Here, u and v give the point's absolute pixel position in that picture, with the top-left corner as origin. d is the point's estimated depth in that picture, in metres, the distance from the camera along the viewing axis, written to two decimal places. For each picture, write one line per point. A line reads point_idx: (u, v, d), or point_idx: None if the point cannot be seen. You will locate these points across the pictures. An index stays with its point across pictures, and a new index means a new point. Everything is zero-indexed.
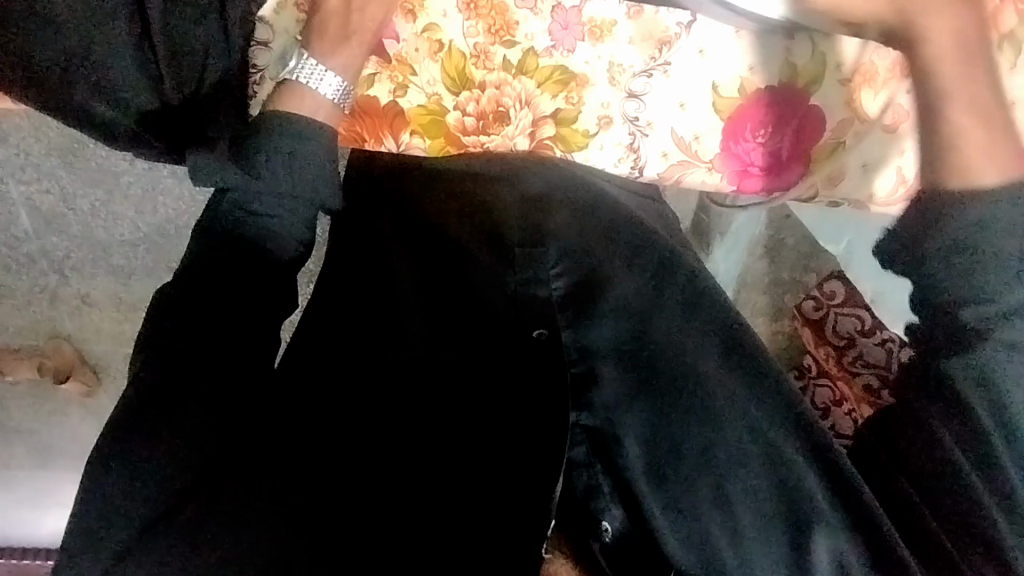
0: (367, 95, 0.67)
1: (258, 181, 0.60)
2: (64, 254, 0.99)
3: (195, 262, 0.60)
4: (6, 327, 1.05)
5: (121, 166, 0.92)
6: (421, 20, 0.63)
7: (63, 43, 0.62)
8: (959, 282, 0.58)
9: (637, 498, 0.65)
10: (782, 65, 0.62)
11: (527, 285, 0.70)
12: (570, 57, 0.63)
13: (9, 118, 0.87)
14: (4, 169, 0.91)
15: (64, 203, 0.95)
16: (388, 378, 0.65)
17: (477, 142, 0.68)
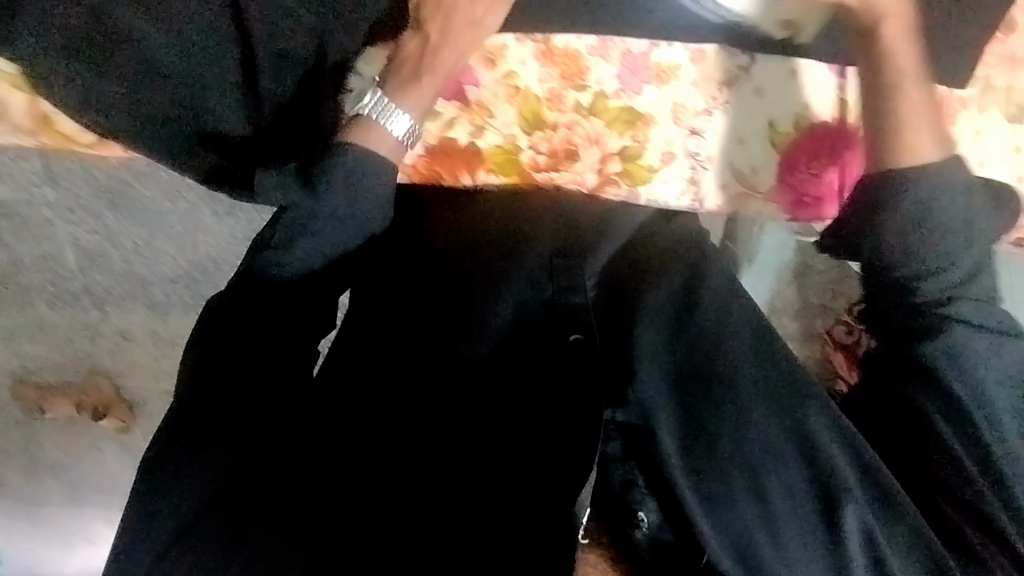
0: (448, 137, 0.84)
1: (318, 203, 0.67)
2: (105, 290, 1.01)
3: (249, 278, 0.67)
4: (44, 365, 1.06)
5: (165, 207, 0.95)
6: (501, 67, 0.83)
7: (181, 91, 0.75)
8: (911, 251, 0.75)
9: (673, 491, 0.61)
10: (794, 114, 0.88)
11: (565, 295, 0.71)
12: (636, 100, 0.86)
13: (63, 162, 0.90)
14: (54, 210, 0.95)
15: (109, 243, 0.98)
16: (424, 375, 0.66)
17: (549, 178, 0.88)
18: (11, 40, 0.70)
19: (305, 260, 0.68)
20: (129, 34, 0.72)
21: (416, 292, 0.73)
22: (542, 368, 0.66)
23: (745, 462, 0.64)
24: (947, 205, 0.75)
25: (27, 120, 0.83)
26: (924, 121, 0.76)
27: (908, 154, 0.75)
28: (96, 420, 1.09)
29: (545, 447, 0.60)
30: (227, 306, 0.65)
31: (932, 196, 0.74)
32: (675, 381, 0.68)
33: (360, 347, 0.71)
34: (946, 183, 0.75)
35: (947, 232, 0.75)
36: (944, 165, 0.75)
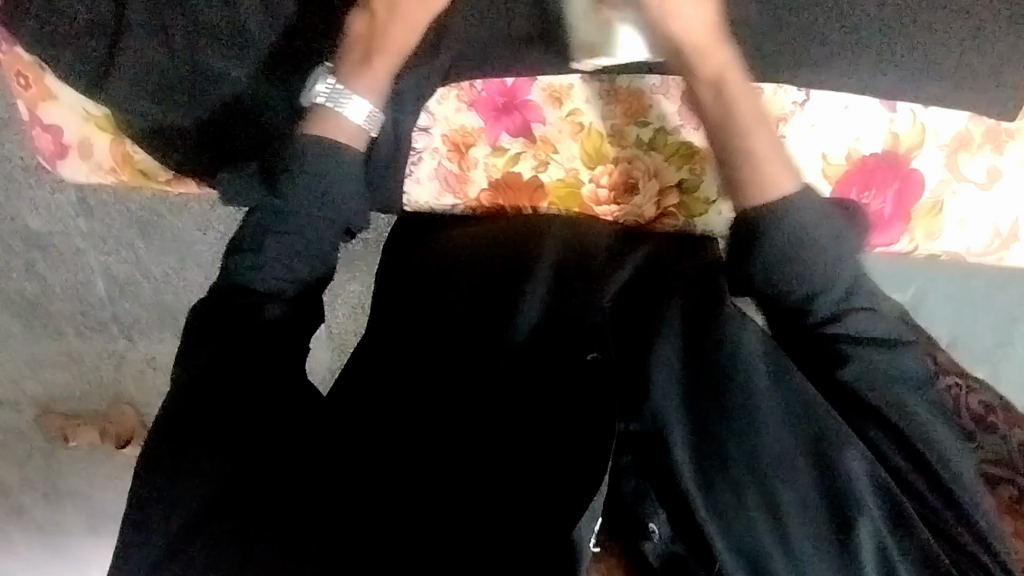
0: (512, 171, 0.81)
1: (281, 201, 0.68)
2: (134, 320, 1.02)
3: (240, 291, 0.67)
4: (70, 393, 1.06)
5: (195, 236, 0.96)
6: (567, 106, 0.78)
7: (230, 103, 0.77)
8: (785, 277, 0.68)
9: (686, 502, 0.63)
10: (884, 135, 0.77)
11: (583, 313, 0.69)
12: (695, 135, 0.78)
13: (99, 193, 0.96)
14: (88, 240, 0.98)
15: (139, 271, 0.99)
16: (443, 389, 0.66)
17: (611, 212, 0.82)
18: (101, 89, 0.75)
19: (277, 262, 0.67)
20: (210, 77, 0.76)
21: (432, 308, 0.72)
22: (555, 386, 0.65)
23: (756, 475, 0.63)
24: (813, 236, 0.67)
25: (109, 159, 0.84)
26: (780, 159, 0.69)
27: (766, 185, 0.68)
28: (119, 449, 1.05)
29: (554, 464, 0.61)
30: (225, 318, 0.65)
31: (793, 228, 0.67)
32: (686, 396, 0.66)
33: (381, 361, 0.70)
34: (807, 203, 0.67)
35: (811, 260, 0.67)
36: (800, 196, 0.68)
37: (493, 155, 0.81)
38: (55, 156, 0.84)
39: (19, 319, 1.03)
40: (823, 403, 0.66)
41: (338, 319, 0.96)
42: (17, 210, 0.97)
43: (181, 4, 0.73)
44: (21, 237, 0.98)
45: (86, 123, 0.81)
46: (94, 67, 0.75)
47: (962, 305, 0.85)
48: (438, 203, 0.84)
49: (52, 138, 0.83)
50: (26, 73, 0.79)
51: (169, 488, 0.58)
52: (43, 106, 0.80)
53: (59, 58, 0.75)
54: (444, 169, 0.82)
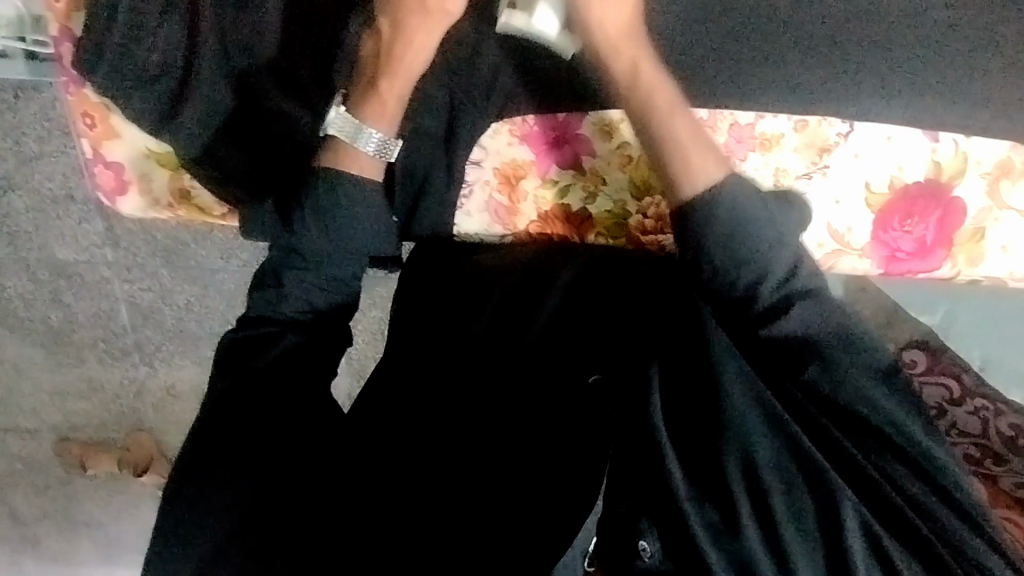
0: (560, 203, 0.76)
1: (301, 238, 0.62)
2: (155, 347, 1.03)
3: (260, 325, 0.61)
4: (89, 421, 1.07)
5: (217, 264, 0.97)
6: (615, 138, 0.73)
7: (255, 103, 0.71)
8: (727, 268, 0.59)
9: (682, 522, 0.54)
10: (929, 164, 0.73)
11: (585, 340, 0.68)
12: (743, 165, 0.72)
13: (124, 222, 0.95)
14: (112, 269, 0.98)
15: (162, 300, 1.00)
16: (458, 416, 0.65)
17: (655, 242, 0.77)
18: (167, 129, 0.71)
19: (296, 294, 0.61)
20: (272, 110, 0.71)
21: (445, 330, 0.71)
22: (561, 409, 0.63)
23: (751, 483, 0.56)
24: (736, 213, 0.58)
25: (167, 196, 0.79)
26: (705, 145, 0.60)
27: (679, 161, 0.60)
28: (136, 475, 1.06)
29: (555, 487, 0.59)
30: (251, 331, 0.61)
31: (725, 213, 0.58)
32: (686, 404, 0.60)
33: (397, 388, 0.68)
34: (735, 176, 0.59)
35: (751, 247, 0.58)
36: (731, 178, 0.59)
37: (542, 186, 0.76)
38: (115, 193, 0.79)
39: (42, 348, 1.03)
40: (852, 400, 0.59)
41: (360, 346, 0.96)
42: (45, 240, 0.96)
43: (247, 44, 0.69)
44: (48, 267, 0.98)
45: (145, 159, 0.77)
46: (160, 106, 0.71)
47: (1008, 326, 0.81)
48: (486, 234, 0.78)
49: (113, 175, 0.78)
50: (93, 113, 0.74)
51: (184, 502, 0.55)
52: (107, 145, 0.76)
53: (124, 97, 0.70)
54: (493, 201, 0.76)
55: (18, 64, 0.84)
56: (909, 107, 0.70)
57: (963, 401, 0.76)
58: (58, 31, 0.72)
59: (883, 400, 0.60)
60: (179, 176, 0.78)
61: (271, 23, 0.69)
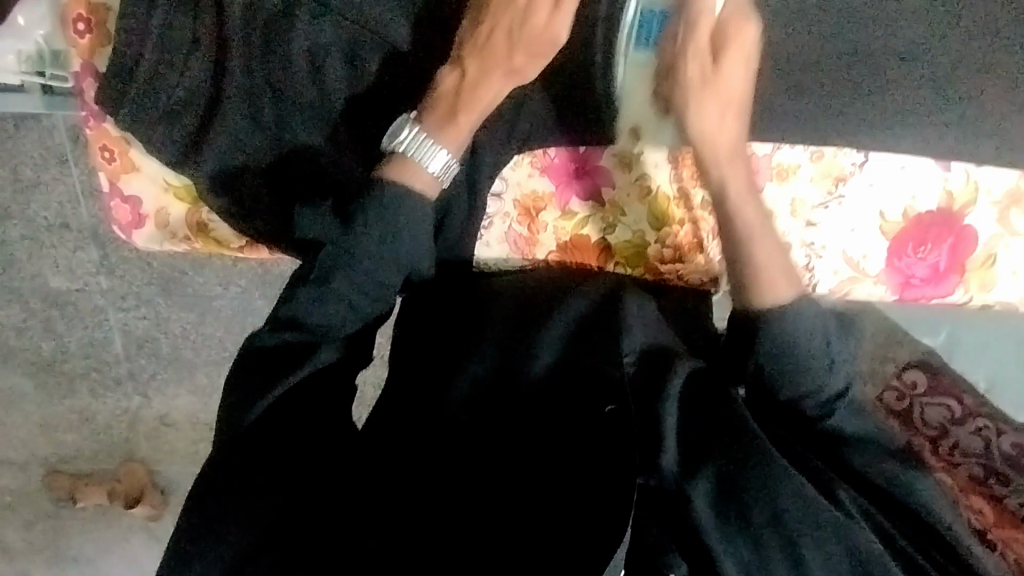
0: (581, 233, 0.77)
1: (353, 238, 0.58)
2: (150, 375, 1.01)
3: (294, 333, 0.58)
4: (80, 452, 1.04)
5: (216, 291, 0.96)
6: (635, 170, 0.74)
7: (274, 129, 0.70)
8: (793, 374, 0.58)
9: (707, 554, 0.52)
10: (941, 194, 0.73)
11: (601, 363, 0.58)
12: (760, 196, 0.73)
13: (121, 250, 0.94)
14: (107, 297, 0.97)
15: (158, 328, 0.98)
16: (466, 444, 0.56)
17: (674, 272, 0.77)
18: (192, 162, 0.71)
19: (336, 300, 0.58)
20: (288, 150, 0.70)
21: (451, 350, 0.65)
22: (576, 443, 0.54)
23: (778, 517, 0.52)
24: (809, 365, 0.58)
25: (184, 228, 0.78)
26: (782, 255, 0.61)
27: (766, 292, 0.59)
28: (128, 508, 1.04)
29: (568, 529, 0.50)
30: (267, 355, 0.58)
31: (799, 339, 0.58)
32: (707, 440, 0.56)
33: (401, 411, 0.62)
34: (810, 329, 0.58)
35: (823, 360, 0.58)
36: (804, 304, 0.59)
37: (562, 218, 0.77)
38: (130, 226, 0.79)
39: (32, 378, 1.01)
40: (859, 461, 0.58)
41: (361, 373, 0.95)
42: (39, 268, 0.95)
43: (276, 76, 0.68)
44: (41, 296, 0.97)
45: (164, 193, 0.77)
46: (187, 140, 0.70)
47: (1015, 351, 0.80)
48: (505, 263, 0.79)
49: (130, 208, 0.78)
50: (112, 146, 0.74)
51: (194, 545, 0.52)
52: (125, 178, 0.76)
53: (149, 131, 0.70)
54: (513, 232, 0.78)
55: (33, 98, 0.82)
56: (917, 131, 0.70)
57: (965, 420, 0.79)
58: (82, 66, 0.73)
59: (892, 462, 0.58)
60: (195, 215, 0.78)
61: (300, 56, 0.67)
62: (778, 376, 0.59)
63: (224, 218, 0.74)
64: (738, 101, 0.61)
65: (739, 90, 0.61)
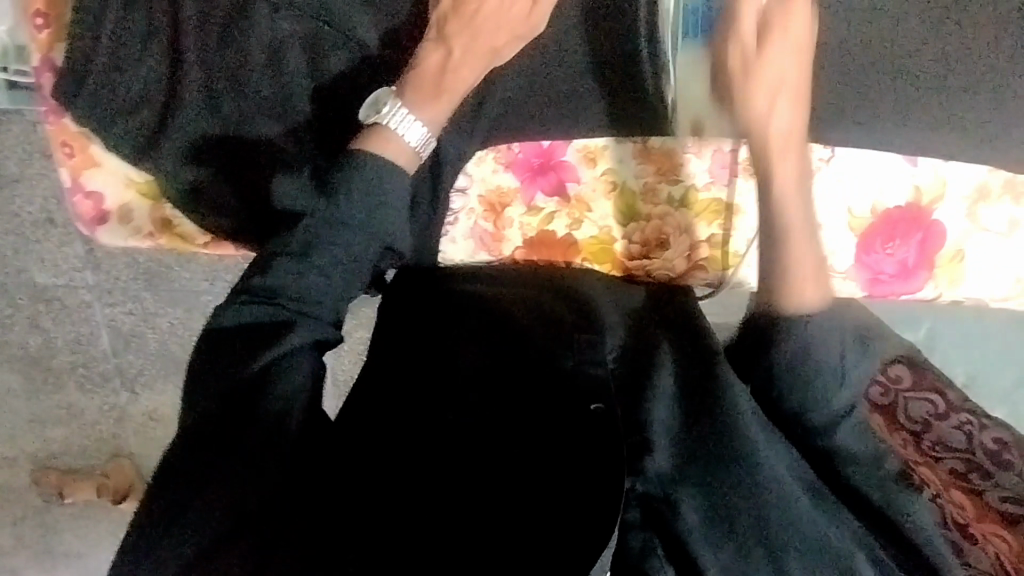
0: (546, 229, 0.77)
1: (338, 210, 0.56)
2: (137, 371, 1.01)
3: (271, 307, 0.55)
4: (68, 448, 1.04)
5: (202, 286, 0.95)
6: (600, 165, 0.74)
7: (233, 111, 0.69)
8: (802, 389, 0.57)
9: (687, 552, 0.50)
10: (909, 189, 0.74)
11: (580, 365, 0.58)
12: (725, 191, 0.74)
13: (106, 246, 0.93)
14: (93, 292, 0.97)
15: (144, 323, 0.98)
16: (456, 442, 0.54)
17: (640, 268, 0.77)
18: (148, 158, 0.71)
19: (316, 274, 0.56)
20: (254, 141, 0.70)
21: (434, 351, 0.64)
22: (563, 439, 0.52)
23: (762, 518, 0.50)
24: (827, 366, 0.56)
25: (148, 225, 0.77)
26: (817, 279, 0.57)
27: (787, 307, 0.57)
28: (116, 503, 1.04)
29: (555, 525, 0.48)
30: (243, 331, 0.55)
31: (813, 358, 0.56)
32: (695, 440, 0.54)
33: (385, 407, 0.60)
34: (832, 337, 0.56)
35: (835, 376, 0.56)
36: (823, 323, 0.56)
37: (528, 213, 0.77)
38: (93, 223, 0.77)
39: (20, 374, 1.01)
40: (852, 480, 0.57)
41: (349, 369, 0.95)
42: (24, 264, 0.95)
43: (234, 70, 0.68)
44: (27, 292, 0.97)
45: (127, 190, 0.76)
46: (142, 136, 0.70)
47: (993, 344, 0.81)
48: (471, 260, 0.79)
49: (93, 205, 0.77)
50: (72, 142, 0.74)
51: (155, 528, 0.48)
52: (86, 173, 0.75)
53: (108, 123, 0.70)
54: (479, 228, 0.77)
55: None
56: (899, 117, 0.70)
57: (948, 416, 0.78)
58: (39, 60, 0.74)
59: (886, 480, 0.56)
60: (155, 211, 0.77)
61: (254, 47, 0.68)
62: (786, 391, 0.57)
63: (186, 212, 0.73)
64: (796, 91, 0.56)
65: (792, 77, 0.56)
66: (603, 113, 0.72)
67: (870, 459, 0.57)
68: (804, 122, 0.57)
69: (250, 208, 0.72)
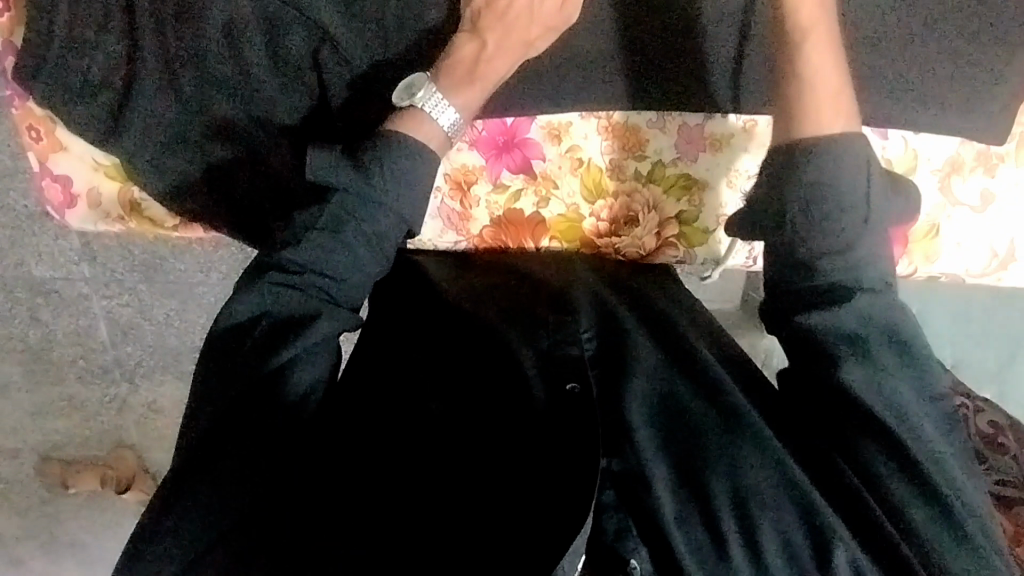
0: (513, 208, 0.76)
1: (371, 187, 0.56)
2: (136, 363, 1.02)
3: (288, 293, 0.54)
4: (70, 439, 1.05)
5: (197, 278, 0.96)
6: (565, 142, 0.73)
7: (189, 95, 0.69)
8: (819, 231, 0.52)
9: (663, 537, 0.49)
10: (878, 162, 0.72)
11: (557, 344, 0.57)
12: (693, 167, 0.73)
13: (100, 238, 0.94)
14: (90, 285, 0.97)
15: (141, 314, 0.99)
16: (432, 429, 0.53)
17: (609, 245, 0.77)
18: (114, 140, 0.70)
19: (345, 252, 0.55)
20: (215, 125, 0.69)
21: (419, 329, 0.63)
22: (541, 423, 0.52)
23: (739, 504, 0.50)
24: (847, 204, 0.52)
25: (116, 208, 0.78)
26: (842, 96, 0.55)
27: (810, 125, 0.54)
28: (120, 493, 1.06)
29: (536, 509, 0.48)
30: (238, 325, 0.54)
31: (836, 171, 0.52)
32: (676, 425, 0.54)
33: (365, 385, 0.58)
34: (852, 175, 0.52)
35: (858, 206, 0.52)
36: (848, 138, 0.53)
37: (494, 191, 0.75)
38: (63, 206, 0.78)
39: (22, 366, 1.02)
40: (870, 400, 0.52)
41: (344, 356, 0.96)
42: (21, 257, 0.96)
43: (193, 54, 0.67)
44: (24, 285, 0.98)
45: (94, 172, 0.76)
46: (107, 122, 0.70)
47: (974, 329, 0.83)
48: (438, 240, 0.79)
49: (61, 188, 0.77)
50: (39, 126, 0.74)
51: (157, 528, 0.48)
52: (54, 156, 0.75)
53: (70, 110, 0.70)
54: (446, 207, 0.77)
55: None
56: (891, 95, 0.68)
57: None
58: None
59: (906, 394, 0.52)
60: (123, 191, 0.77)
61: (207, 33, 0.66)
62: (806, 229, 0.53)
63: (156, 198, 0.74)
64: None
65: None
66: (585, 90, 0.69)
67: (893, 368, 0.52)
68: None
69: (209, 193, 0.72)
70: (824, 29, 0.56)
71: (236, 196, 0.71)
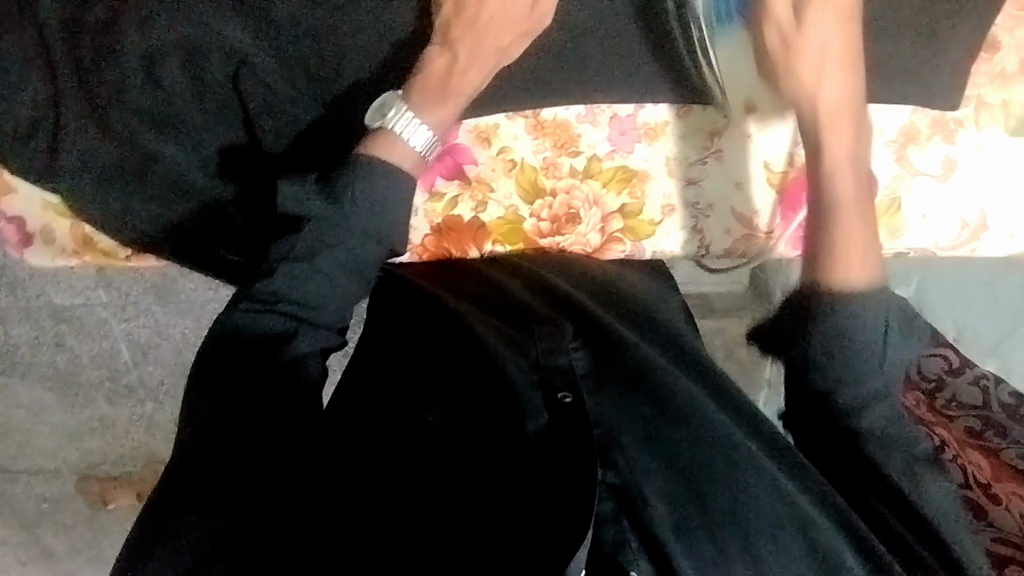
0: (452, 215, 0.75)
1: (344, 213, 0.57)
2: (158, 381, 1.05)
3: (271, 317, 0.55)
4: (106, 459, 1.09)
5: (208, 295, 0.99)
6: (495, 144, 0.73)
7: (150, 119, 0.70)
8: (838, 344, 0.56)
9: (660, 546, 0.46)
10: None
11: (548, 353, 0.55)
12: (630, 157, 0.73)
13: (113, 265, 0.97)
14: (109, 309, 1.01)
15: (158, 335, 1.02)
16: (428, 442, 0.51)
17: (553, 245, 0.76)
18: (57, 174, 0.70)
19: (324, 277, 0.56)
20: (156, 154, 0.70)
21: (414, 341, 0.61)
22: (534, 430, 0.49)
23: (737, 514, 0.47)
24: (867, 346, 0.56)
25: (69, 242, 0.76)
26: (863, 211, 0.61)
27: (837, 279, 0.59)
28: None
29: (536, 515, 0.45)
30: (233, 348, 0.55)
31: (856, 311, 0.57)
32: (667, 425, 0.51)
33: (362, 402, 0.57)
34: (874, 312, 0.57)
35: (874, 343, 0.56)
36: (871, 296, 0.57)
37: (430, 200, 0.75)
38: (19, 245, 0.77)
39: (53, 392, 1.06)
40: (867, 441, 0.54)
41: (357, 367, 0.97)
42: (40, 287, 1.00)
43: (158, 78, 0.69)
44: (47, 312, 1.02)
45: (45, 210, 0.74)
46: (70, 153, 0.69)
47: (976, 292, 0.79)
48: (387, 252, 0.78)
49: (15, 228, 0.76)
50: None
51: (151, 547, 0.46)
52: (5, 199, 0.74)
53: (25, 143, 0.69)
54: None
55: None
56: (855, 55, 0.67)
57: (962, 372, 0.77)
58: None
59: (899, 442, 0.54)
60: (71, 229, 0.76)
61: (176, 58, 0.68)
62: (828, 347, 0.56)
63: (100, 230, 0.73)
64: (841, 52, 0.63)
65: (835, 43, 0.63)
66: (545, 82, 0.71)
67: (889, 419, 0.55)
68: (856, 84, 0.63)
69: (163, 237, 0.73)
70: (850, 132, 0.63)
71: (192, 239, 0.73)
